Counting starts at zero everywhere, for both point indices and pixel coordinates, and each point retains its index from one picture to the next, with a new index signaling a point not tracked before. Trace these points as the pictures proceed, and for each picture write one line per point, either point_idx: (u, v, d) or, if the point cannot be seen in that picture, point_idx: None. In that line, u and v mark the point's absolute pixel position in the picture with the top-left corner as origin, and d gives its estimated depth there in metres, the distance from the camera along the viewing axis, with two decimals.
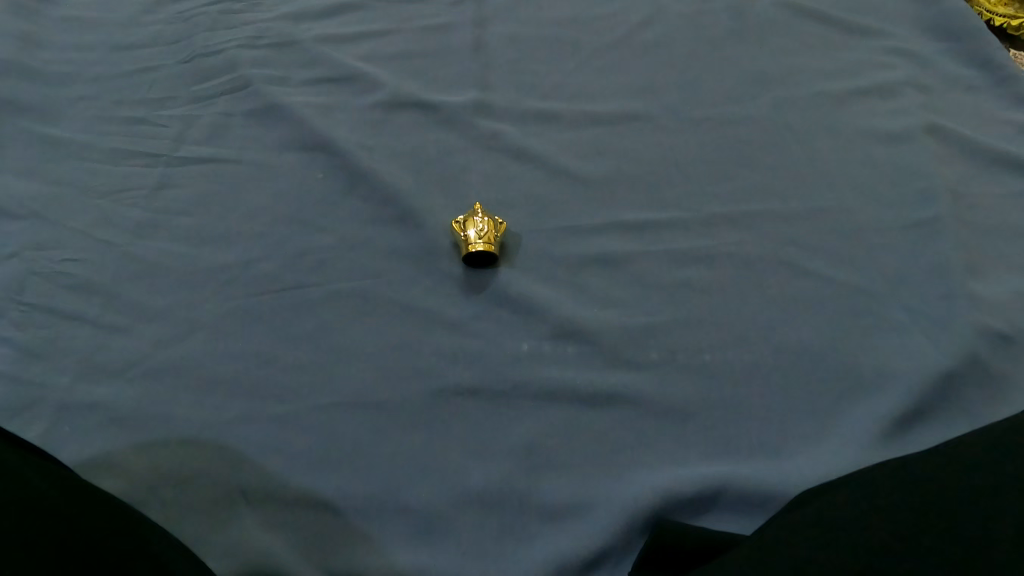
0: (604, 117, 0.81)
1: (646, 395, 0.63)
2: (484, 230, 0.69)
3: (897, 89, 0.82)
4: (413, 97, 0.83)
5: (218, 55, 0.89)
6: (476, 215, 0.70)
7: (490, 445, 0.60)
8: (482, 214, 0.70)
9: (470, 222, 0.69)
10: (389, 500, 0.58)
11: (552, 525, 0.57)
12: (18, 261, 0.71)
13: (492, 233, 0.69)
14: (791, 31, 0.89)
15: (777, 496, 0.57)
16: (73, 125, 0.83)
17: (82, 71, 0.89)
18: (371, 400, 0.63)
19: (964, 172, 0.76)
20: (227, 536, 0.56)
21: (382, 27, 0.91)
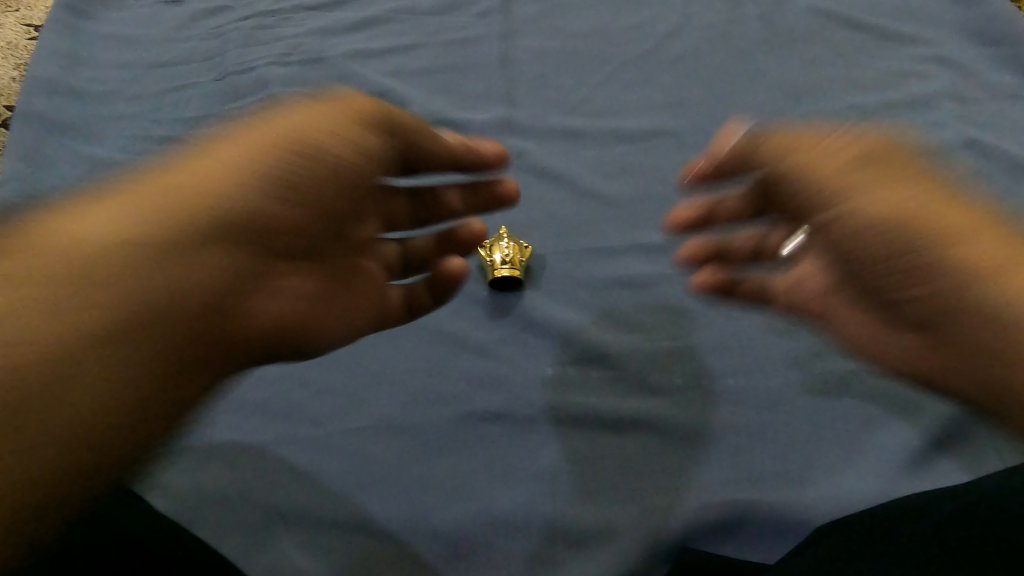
0: (630, 134, 0.81)
1: (671, 420, 0.64)
2: (510, 255, 0.72)
3: (933, 100, 0.81)
4: (441, 115, 0.84)
5: (250, 72, 0.90)
6: (502, 240, 0.73)
7: (517, 469, 0.62)
8: (508, 239, 0.73)
9: (497, 247, 0.72)
10: (420, 523, 0.60)
11: (577, 549, 0.59)
12: None
13: (517, 258, 0.72)
14: (824, 39, 0.87)
15: (802, 525, 0.58)
16: (113, 144, 0.86)
17: (123, 90, 0.92)
18: (401, 423, 0.65)
19: (1005, 186, 0.74)
20: (267, 556, 0.59)
21: (409, 42, 0.91)
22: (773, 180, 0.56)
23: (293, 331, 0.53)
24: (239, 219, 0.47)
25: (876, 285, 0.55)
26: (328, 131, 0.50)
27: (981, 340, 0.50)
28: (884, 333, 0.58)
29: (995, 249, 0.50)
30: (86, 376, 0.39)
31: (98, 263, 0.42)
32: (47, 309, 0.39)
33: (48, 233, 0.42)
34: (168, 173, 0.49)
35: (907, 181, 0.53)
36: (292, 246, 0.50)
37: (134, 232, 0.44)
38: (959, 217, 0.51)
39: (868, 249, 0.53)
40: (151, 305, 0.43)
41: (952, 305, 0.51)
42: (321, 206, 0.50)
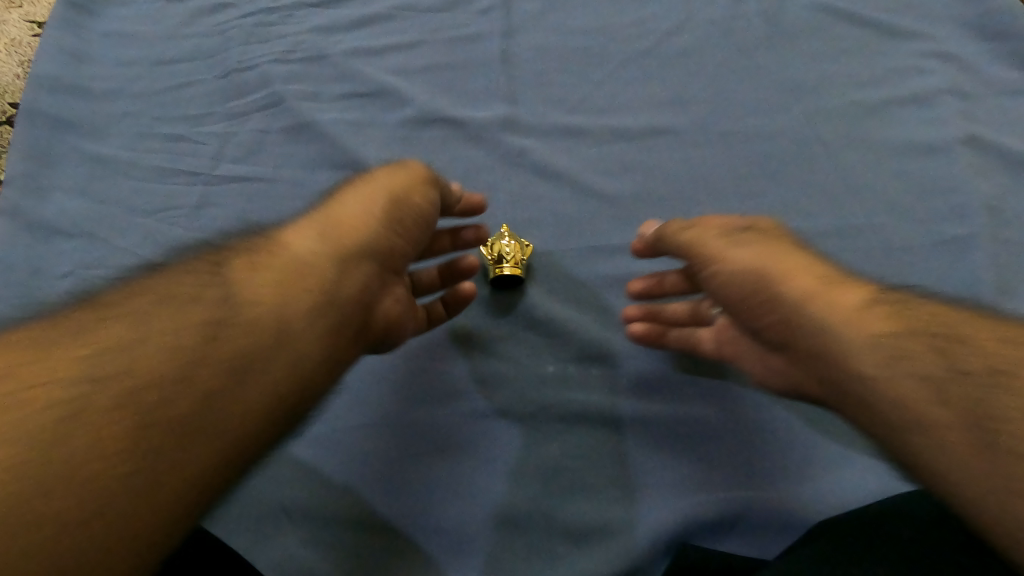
0: (631, 132, 0.82)
1: (670, 417, 0.64)
2: (512, 254, 0.72)
3: (934, 97, 0.81)
4: (443, 114, 0.85)
5: (253, 70, 0.90)
6: (504, 238, 0.73)
7: (518, 466, 0.63)
8: (509, 237, 0.73)
9: (498, 245, 0.72)
10: (423, 519, 0.61)
11: (577, 545, 0.60)
12: (73, 279, 0.76)
13: (519, 257, 0.72)
14: (826, 36, 0.86)
15: (800, 522, 0.58)
16: (118, 143, 0.87)
17: (126, 87, 0.92)
18: (404, 421, 0.66)
19: (1002, 184, 0.75)
20: (272, 551, 0.60)
21: (411, 39, 0.91)
22: (673, 243, 0.64)
23: (392, 330, 0.64)
24: (375, 244, 0.61)
25: (745, 326, 0.60)
26: (412, 183, 0.66)
27: (821, 361, 0.52)
28: (765, 371, 0.60)
29: (821, 284, 0.55)
30: (297, 357, 0.51)
31: (300, 280, 0.54)
32: (267, 318, 0.51)
33: (252, 271, 0.53)
34: (312, 221, 0.61)
35: (768, 243, 0.60)
36: (400, 261, 0.64)
37: (312, 260, 0.56)
38: (806, 266, 0.57)
39: (732, 290, 0.59)
40: (330, 299, 0.55)
41: (794, 328, 0.55)
42: (414, 239, 0.65)
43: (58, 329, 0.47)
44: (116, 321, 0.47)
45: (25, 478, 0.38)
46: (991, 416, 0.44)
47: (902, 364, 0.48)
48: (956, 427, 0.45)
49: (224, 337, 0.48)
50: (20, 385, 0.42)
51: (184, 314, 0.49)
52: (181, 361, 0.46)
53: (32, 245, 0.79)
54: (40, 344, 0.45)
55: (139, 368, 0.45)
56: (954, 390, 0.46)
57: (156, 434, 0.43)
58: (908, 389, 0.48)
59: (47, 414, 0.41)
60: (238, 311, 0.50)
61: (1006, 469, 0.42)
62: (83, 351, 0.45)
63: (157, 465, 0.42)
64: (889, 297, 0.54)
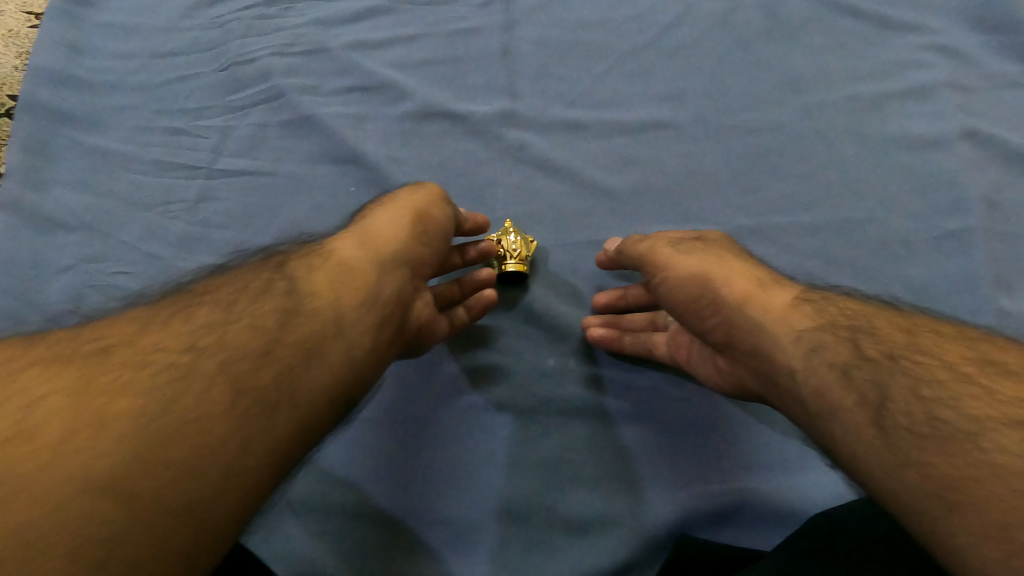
0: (631, 126, 0.82)
1: (669, 411, 0.65)
2: (518, 250, 0.71)
3: (934, 91, 0.81)
4: (443, 107, 0.85)
5: (252, 63, 0.90)
6: (509, 234, 0.72)
7: (518, 460, 0.63)
8: (515, 232, 0.73)
9: (504, 241, 0.71)
10: (425, 512, 0.62)
11: (577, 537, 0.60)
12: (75, 273, 0.77)
13: (525, 253, 0.72)
14: (828, 29, 0.86)
15: (797, 513, 0.59)
16: (117, 136, 0.87)
17: (124, 79, 0.91)
18: (405, 415, 0.66)
19: (999, 178, 0.76)
20: (276, 543, 0.61)
21: (411, 31, 0.91)
22: (631, 253, 0.64)
23: (423, 332, 0.63)
24: (410, 249, 0.61)
25: (695, 332, 0.59)
26: (430, 199, 0.66)
27: (760, 359, 0.52)
28: (717, 374, 0.59)
29: (757, 286, 0.55)
30: (352, 347, 0.53)
31: (355, 273, 0.56)
32: (328, 309, 0.53)
33: (315, 265, 0.57)
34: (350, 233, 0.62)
35: (713, 252, 0.60)
36: (430, 267, 0.64)
37: (355, 260, 0.57)
38: (748, 270, 0.57)
39: (682, 296, 0.58)
40: (373, 297, 0.56)
41: (736, 327, 0.54)
42: (438, 254, 0.65)
43: (159, 310, 0.51)
44: (206, 305, 0.51)
45: (131, 426, 0.41)
46: (888, 397, 0.44)
47: (819, 354, 0.48)
48: (858, 410, 0.45)
49: (293, 323, 0.51)
50: (128, 352, 0.46)
51: (259, 302, 0.52)
52: (259, 342, 0.49)
53: (34, 239, 0.79)
54: (146, 321, 0.50)
55: (229, 343, 0.48)
56: (859, 374, 0.46)
57: (238, 403, 0.45)
58: (822, 376, 0.47)
59: (150, 377, 0.44)
60: (305, 300, 0.53)
61: (900, 446, 0.42)
62: (181, 327, 0.49)
63: (236, 432, 0.44)
64: (816, 295, 0.54)
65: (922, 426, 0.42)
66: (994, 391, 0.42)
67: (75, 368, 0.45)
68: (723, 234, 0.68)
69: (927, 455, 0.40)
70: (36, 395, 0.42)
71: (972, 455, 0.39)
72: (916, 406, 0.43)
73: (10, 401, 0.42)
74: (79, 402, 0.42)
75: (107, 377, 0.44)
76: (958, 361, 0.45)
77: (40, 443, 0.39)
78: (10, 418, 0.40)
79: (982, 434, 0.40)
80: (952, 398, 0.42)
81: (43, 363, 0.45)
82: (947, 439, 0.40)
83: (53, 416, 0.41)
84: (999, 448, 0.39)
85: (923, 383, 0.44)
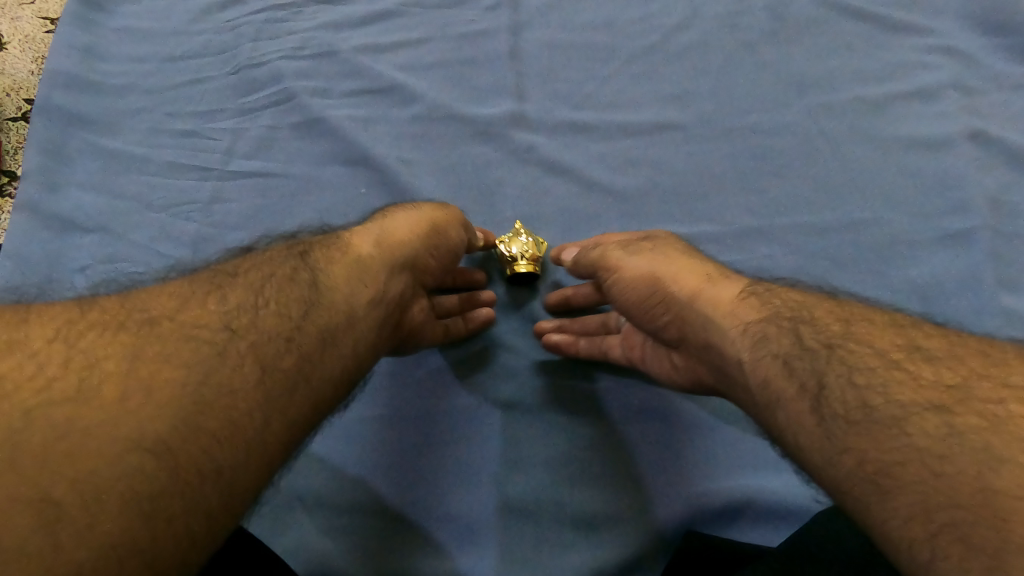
0: (638, 128, 0.83)
1: (675, 409, 0.66)
2: (529, 251, 0.71)
3: (939, 92, 0.82)
4: (451, 110, 0.86)
5: (263, 66, 0.91)
6: (521, 235, 0.72)
7: (525, 457, 0.64)
8: (526, 233, 0.72)
9: (515, 242, 0.71)
10: (435, 508, 0.63)
11: (584, 533, 0.61)
12: (91, 274, 0.79)
13: (536, 254, 0.71)
14: (833, 30, 0.87)
15: (803, 511, 0.60)
16: (131, 138, 0.88)
17: (138, 82, 0.92)
18: (415, 413, 0.67)
19: (1003, 179, 0.77)
20: (289, 538, 0.62)
21: (419, 35, 0.91)
22: (584, 259, 0.66)
23: (414, 336, 0.64)
24: (419, 257, 0.62)
25: (648, 329, 0.62)
26: (449, 218, 0.66)
27: (712, 351, 0.54)
28: (672, 368, 0.62)
29: (704, 282, 0.57)
30: (361, 340, 0.55)
31: (370, 273, 0.58)
32: (346, 302, 0.55)
33: (335, 259, 0.58)
34: (366, 229, 0.63)
35: (660, 251, 0.62)
36: (434, 275, 0.65)
37: (371, 258, 0.59)
38: (695, 267, 0.59)
39: (632, 296, 0.61)
40: (380, 296, 0.57)
41: (686, 321, 0.57)
42: (446, 265, 0.67)
43: (195, 285, 0.51)
44: (239, 285, 0.52)
45: (176, 396, 0.43)
46: (825, 386, 0.45)
47: (763, 346, 0.50)
48: (800, 399, 0.46)
49: (314, 313, 0.52)
50: (170, 325, 0.47)
51: (285, 289, 0.53)
52: (284, 327, 0.50)
53: (51, 240, 0.81)
54: (184, 296, 0.50)
55: (260, 325, 0.49)
56: (799, 364, 0.47)
57: (265, 383, 0.47)
58: (766, 368, 0.49)
59: (191, 351, 0.46)
60: (327, 292, 0.54)
61: (837, 435, 0.43)
62: (216, 305, 0.50)
63: (263, 411, 0.46)
64: (762, 287, 0.56)
65: (855, 412, 0.43)
66: (918, 376, 0.43)
67: (124, 334, 0.46)
68: (668, 231, 0.70)
69: (859, 441, 0.42)
70: (91, 357, 0.43)
71: (898, 440, 0.40)
72: (851, 394, 0.44)
73: (72, 358, 0.43)
74: (132, 368, 0.43)
75: (154, 347, 0.45)
76: (889, 348, 0.46)
77: (100, 404, 0.41)
78: (72, 377, 0.42)
79: (907, 419, 0.41)
80: (881, 385, 0.43)
81: (94, 326, 0.46)
82: (876, 424, 0.42)
83: (110, 378, 0.42)
84: (922, 433, 0.40)
85: (856, 371, 0.45)
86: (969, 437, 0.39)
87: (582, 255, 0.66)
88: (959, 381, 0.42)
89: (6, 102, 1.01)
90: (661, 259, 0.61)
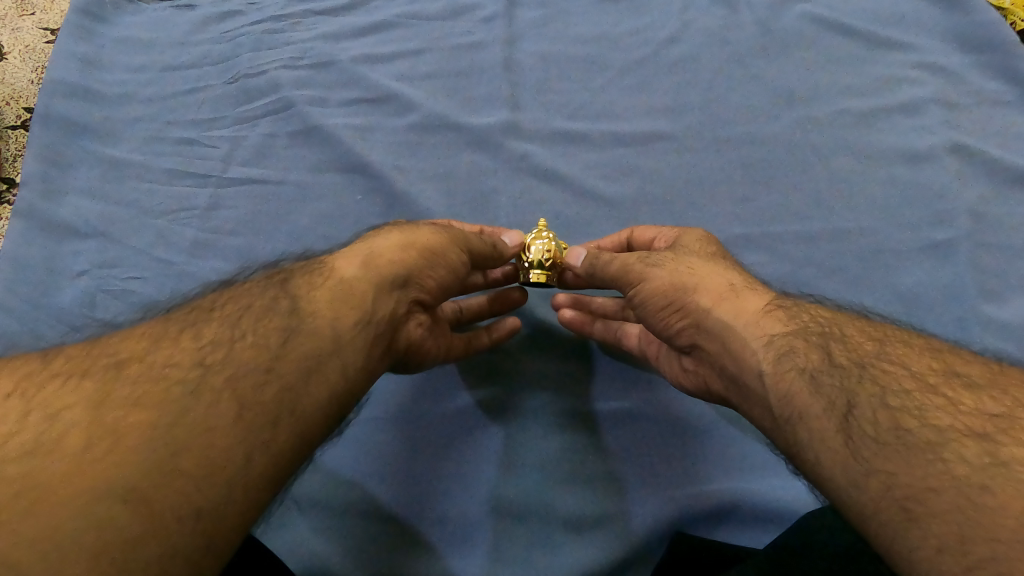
0: (629, 137, 0.85)
1: (666, 412, 0.67)
2: (542, 255, 0.68)
3: (922, 106, 0.84)
4: (447, 119, 0.87)
5: (262, 76, 0.92)
6: (538, 237, 0.69)
7: (517, 460, 0.65)
8: (545, 236, 0.70)
9: (531, 244, 0.69)
10: (428, 510, 0.64)
11: (575, 535, 0.62)
12: (89, 278, 0.80)
13: (550, 258, 0.68)
14: (821, 45, 0.89)
15: (790, 513, 0.61)
16: (130, 146, 0.90)
17: (137, 91, 0.94)
18: (409, 415, 0.68)
19: (984, 191, 0.79)
20: (283, 539, 0.62)
21: (415, 46, 0.93)
22: (603, 271, 0.63)
23: (415, 354, 0.60)
24: (413, 274, 0.58)
25: (662, 335, 0.60)
26: (444, 240, 0.61)
27: (728, 362, 0.53)
28: (682, 373, 0.61)
29: (726, 292, 0.56)
30: (351, 365, 0.51)
31: (355, 294, 0.53)
32: (329, 325, 0.51)
33: (318, 284, 0.54)
34: (354, 249, 0.59)
35: (683, 261, 0.60)
36: (434, 294, 0.60)
37: (356, 279, 0.55)
38: (718, 275, 0.58)
39: (652, 306, 0.58)
40: (368, 317, 0.53)
41: (702, 329, 0.55)
42: (449, 287, 0.62)
43: (169, 323, 0.49)
44: (215, 320, 0.49)
45: (145, 441, 0.40)
46: (854, 405, 0.44)
47: (788, 359, 0.48)
48: (826, 416, 0.44)
49: (295, 341, 0.49)
50: (140, 367, 0.45)
51: (264, 320, 0.50)
52: (263, 359, 0.47)
53: (49, 245, 0.82)
54: (157, 335, 0.48)
55: (236, 359, 0.46)
56: (827, 381, 0.46)
57: (243, 418, 0.44)
58: (790, 382, 0.47)
59: (162, 392, 0.43)
60: (309, 318, 0.51)
61: (864, 456, 0.41)
62: (190, 343, 0.47)
63: (243, 445, 0.43)
64: (789, 302, 0.55)
65: (886, 435, 0.41)
66: (956, 402, 0.42)
67: (89, 381, 0.44)
68: (702, 232, 0.68)
69: (889, 464, 0.40)
70: (53, 408, 0.42)
71: (933, 466, 0.39)
72: (883, 414, 0.43)
73: (33, 411, 0.41)
74: (95, 416, 0.41)
75: (121, 391, 0.43)
76: (924, 370, 0.45)
77: (62, 456, 0.39)
78: (32, 431, 0.40)
79: (945, 445, 0.39)
80: (918, 408, 0.42)
81: (57, 376, 0.44)
82: (909, 448, 0.40)
83: (71, 429, 0.40)
84: (959, 460, 0.38)
85: (890, 393, 0.44)
86: (1014, 468, 0.37)
87: (600, 264, 0.64)
88: (1003, 410, 0.41)
89: (5, 111, 1.02)
90: (685, 268, 0.59)
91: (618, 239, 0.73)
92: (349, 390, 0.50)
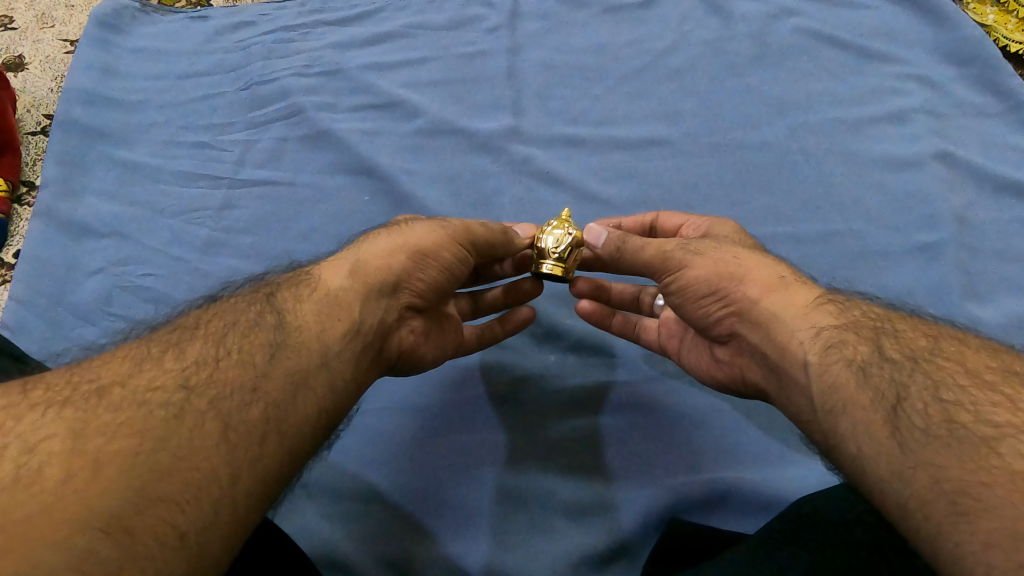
0: (627, 143, 0.88)
1: (662, 403, 0.70)
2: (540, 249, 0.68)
3: (909, 114, 0.87)
4: (451, 124, 0.91)
5: (274, 83, 0.96)
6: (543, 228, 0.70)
7: (520, 450, 0.68)
8: (548, 226, 0.69)
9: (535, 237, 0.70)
10: (434, 497, 0.66)
11: (575, 522, 0.64)
12: (105, 276, 0.82)
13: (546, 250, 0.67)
14: (812, 56, 0.92)
15: (783, 501, 0.63)
16: (145, 150, 0.93)
17: (152, 98, 0.97)
18: (416, 408, 0.71)
19: (969, 197, 0.81)
20: (293, 525, 0.65)
21: (422, 55, 0.97)
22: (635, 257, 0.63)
23: (407, 358, 0.62)
24: (401, 281, 0.59)
25: (697, 323, 0.61)
26: (441, 239, 0.62)
27: (771, 350, 0.54)
28: (713, 365, 0.63)
29: (776, 283, 0.56)
30: (338, 376, 0.52)
31: (341, 305, 0.54)
32: (314, 339, 0.52)
33: (304, 295, 0.55)
34: (340, 258, 0.60)
35: (726, 249, 0.60)
36: (425, 296, 0.61)
37: (342, 291, 0.56)
38: (767, 266, 0.57)
39: (692, 294, 0.59)
40: (356, 328, 0.54)
41: (744, 319, 0.56)
42: (442, 291, 0.63)
43: (151, 344, 0.48)
44: (199, 338, 0.48)
45: (128, 468, 0.38)
46: (904, 397, 0.44)
47: (837, 352, 0.49)
48: (874, 407, 0.45)
49: (281, 357, 0.49)
50: (122, 392, 0.43)
51: (248, 336, 0.49)
52: (248, 376, 0.47)
53: (67, 244, 0.85)
54: (138, 357, 0.46)
55: (221, 379, 0.46)
56: (877, 373, 0.46)
57: (230, 437, 0.43)
58: (836, 373, 0.48)
59: (143, 417, 0.41)
60: (294, 332, 0.51)
61: (913, 449, 0.42)
62: (173, 364, 0.46)
63: (229, 465, 0.42)
64: (840, 297, 0.54)
65: (937, 428, 0.42)
66: (1015, 399, 0.42)
67: (70, 409, 0.41)
68: (733, 225, 0.69)
69: (935, 457, 0.41)
70: (30, 440, 0.38)
71: (987, 461, 0.39)
72: (934, 407, 0.43)
73: (8, 445, 0.38)
74: (75, 445, 0.38)
75: (102, 417, 0.41)
76: (982, 368, 0.45)
77: (42, 489, 0.36)
78: (7, 466, 0.37)
79: (1001, 440, 0.39)
80: (972, 403, 0.42)
81: (36, 407, 0.41)
82: (963, 442, 0.40)
83: (51, 461, 0.37)
84: (1017, 455, 0.38)
85: (943, 387, 0.44)
86: None
87: (628, 248, 0.64)
88: None
89: (25, 117, 1.05)
90: (728, 257, 0.59)
91: (640, 222, 0.74)
92: (337, 399, 0.51)
